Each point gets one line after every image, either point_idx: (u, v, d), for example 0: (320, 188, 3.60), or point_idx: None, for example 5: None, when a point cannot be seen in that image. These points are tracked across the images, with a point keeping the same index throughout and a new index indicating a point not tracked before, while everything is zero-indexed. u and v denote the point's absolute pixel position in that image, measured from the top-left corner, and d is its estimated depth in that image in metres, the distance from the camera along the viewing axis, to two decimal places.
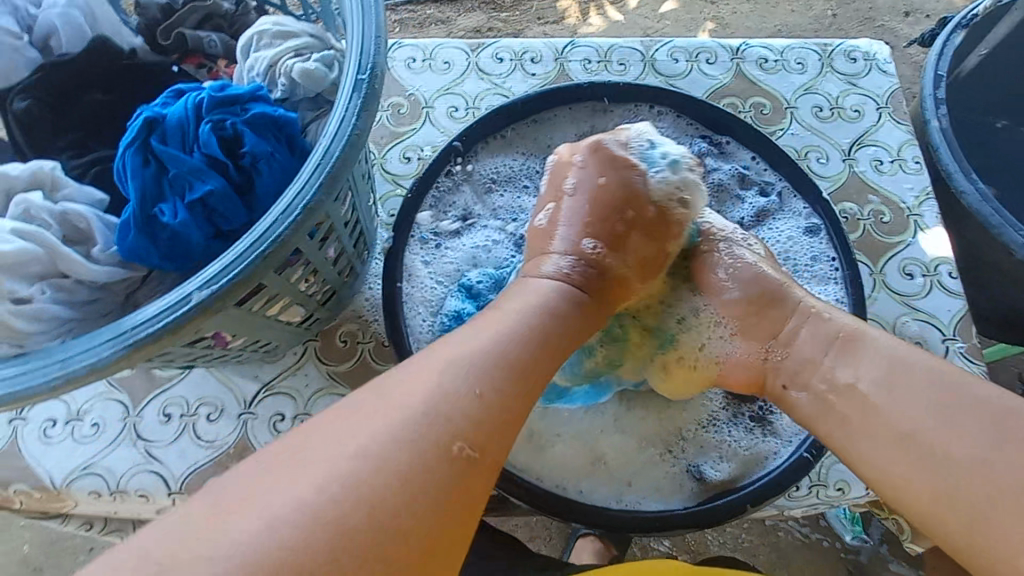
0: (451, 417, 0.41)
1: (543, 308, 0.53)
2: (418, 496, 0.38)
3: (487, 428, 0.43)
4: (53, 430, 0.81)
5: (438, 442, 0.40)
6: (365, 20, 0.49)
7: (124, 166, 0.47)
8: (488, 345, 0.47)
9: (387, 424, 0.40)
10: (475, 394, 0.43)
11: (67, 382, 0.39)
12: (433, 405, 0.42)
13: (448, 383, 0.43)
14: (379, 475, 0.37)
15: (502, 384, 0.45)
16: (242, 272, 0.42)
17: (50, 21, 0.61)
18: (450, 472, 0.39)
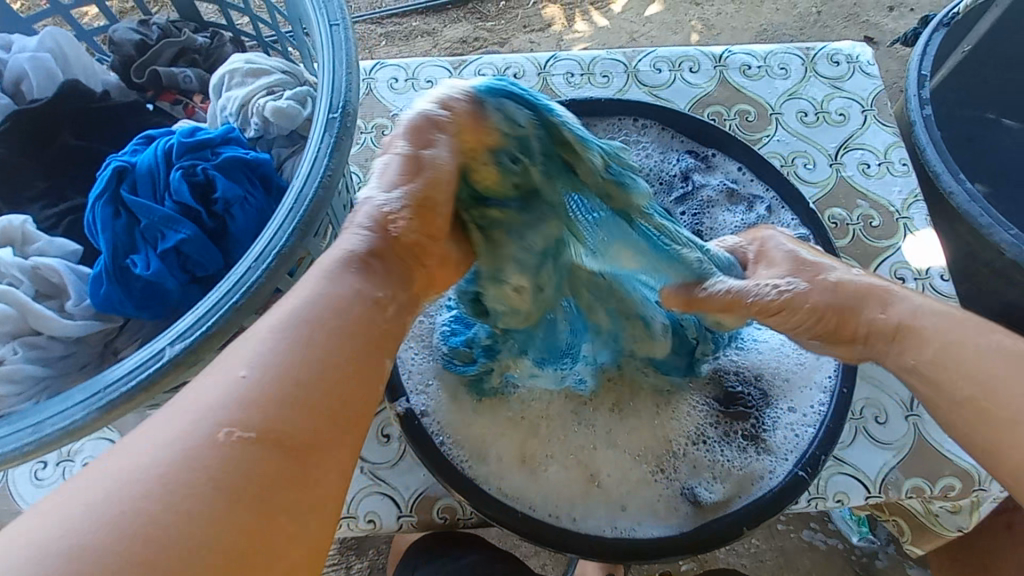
0: (242, 413, 0.36)
1: (352, 254, 0.46)
2: (213, 501, 0.33)
3: (296, 413, 0.38)
4: (43, 472, 0.80)
5: (231, 442, 0.35)
6: (335, 55, 0.49)
7: (94, 218, 0.46)
8: (303, 310, 0.42)
9: (188, 422, 0.35)
10: (274, 381, 0.38)
11: (40, 446, 0.38)
12: (230, 397, 0.37)
13: (254, 364, 0.38)
14: (178, 486, 0.33)
15: (316, 357, 0.40)
16: (216, 323, 0.41)
17: (21, 66, 0.60)
18: (242, 481, 0.35)
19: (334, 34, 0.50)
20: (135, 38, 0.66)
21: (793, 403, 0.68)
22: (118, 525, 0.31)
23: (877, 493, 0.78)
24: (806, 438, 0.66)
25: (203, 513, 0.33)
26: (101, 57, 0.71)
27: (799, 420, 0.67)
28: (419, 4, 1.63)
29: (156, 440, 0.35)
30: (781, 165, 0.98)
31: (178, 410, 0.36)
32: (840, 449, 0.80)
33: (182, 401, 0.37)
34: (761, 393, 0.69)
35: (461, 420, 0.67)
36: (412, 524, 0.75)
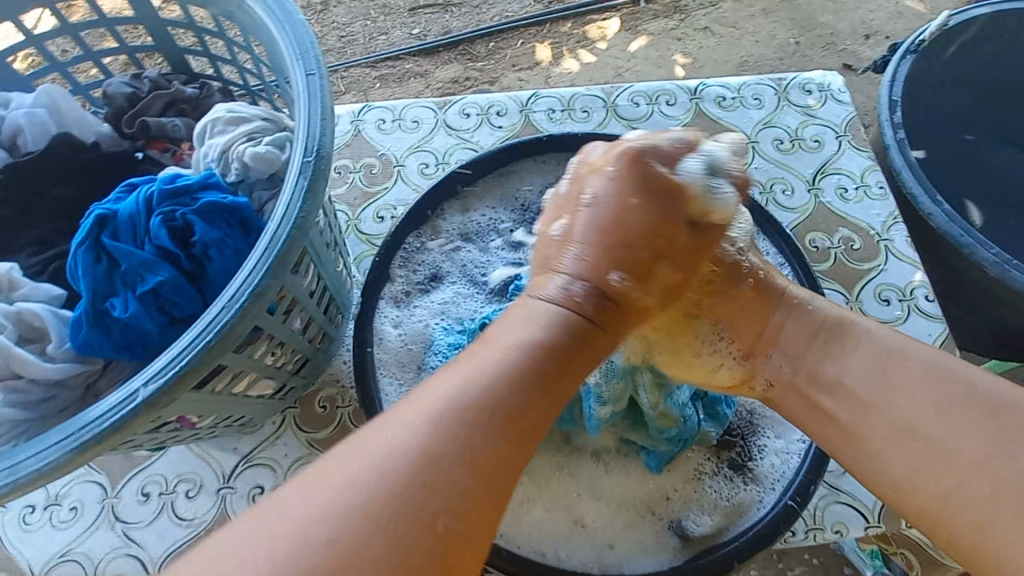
0: (427, 484, 0.36)
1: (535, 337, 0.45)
2: (391, 567, 0.33)
3: (466, 484, 0.37)
4: (32, 516, 0.79)
5: (421, 513, 0.35)
6: (310, 102, 0.51)
7: (77, 264, 0.48)
8: (472, 388, 0.41)
9: (364, 484, 0.35)
10: (457, 454, 0.37)
11: (12, 488, 0.39)
12: (414, 458, 0.37)
13: (458, 424, 0.39)
14: (349, 534, 0.33)
15: (500, 438, 0.39)
16: (189, 361, 0.42)
17: (15, 122, 0.63)
18: (418, 552, 0.34)
19: (309, 82, 0.52)
20: (127, 91, 0.70)
21: (780, 431, 0.68)
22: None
23: (877, 522, 0.76)
24: (792, 466, 0.66)
25: (371, 565, 0.33)
26: (94, 109, 0.74)
27: (785, 448, 0.67)
28: (412, 47, 1.70)
29: (307, 497, 0.35)
30: (760, 192, 1.01)
31: (332, 467, 0.36)
32: (834, 477, 0.78)
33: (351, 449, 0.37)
34: (747, 424, 0.69)
35: None
36: None
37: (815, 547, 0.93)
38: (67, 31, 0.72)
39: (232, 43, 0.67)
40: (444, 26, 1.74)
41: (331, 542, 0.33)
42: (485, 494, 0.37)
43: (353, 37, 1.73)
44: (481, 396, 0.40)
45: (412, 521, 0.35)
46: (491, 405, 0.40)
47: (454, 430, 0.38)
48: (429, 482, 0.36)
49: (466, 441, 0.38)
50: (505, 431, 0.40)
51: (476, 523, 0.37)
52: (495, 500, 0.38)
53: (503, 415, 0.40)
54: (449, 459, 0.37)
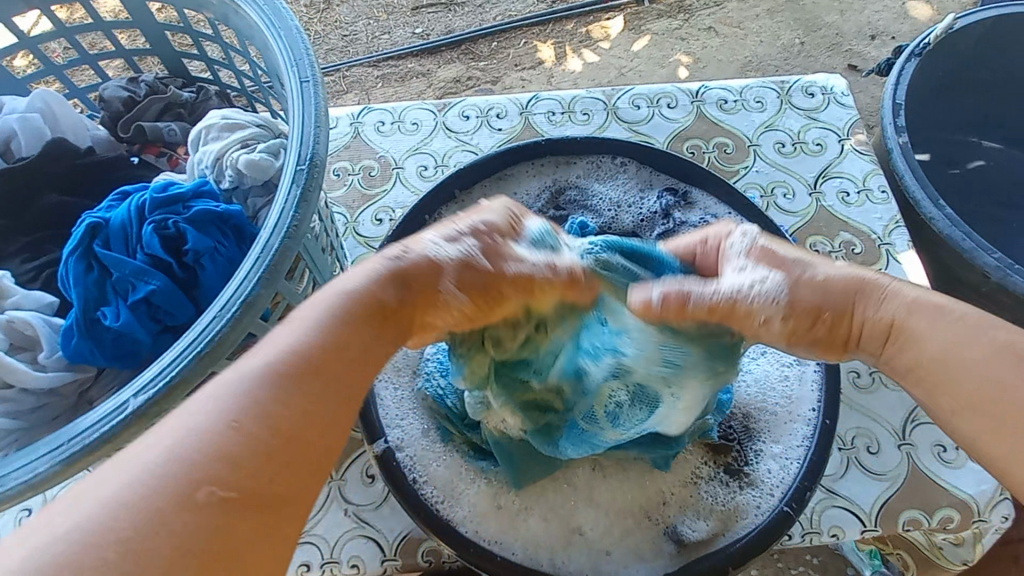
0: (214, 454, 0.34)
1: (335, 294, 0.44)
2: (168, 540, 0.31)
3: (257, 451, 0.35)
4: (28, 520, 0.79)
5: (195, 479, 0.33)
6: (305, 109, 0.51)
7: (67, 272, 0.48)
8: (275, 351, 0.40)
9: (167, 466, 0.33)
10: (236, 420, 0.36)
11: (1, 501, 0.38)
12: (206, 427, 0.35)
13: (264, 385, 0.37)
14: (139, 513, 0.31)
15: (304, 388, 0.39)
16: (178, 373, 0.42)
17: (9, 126, 0.63)
18: (203, 523, 0.32)
19: (304, 90, 0.52)
20: (124, 95, 0.69)
21: (778, 436, 0.68)
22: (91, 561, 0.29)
23: (874, 525, 0.76)
24: (790, 473, 0.65)
25: (169, 537, 0.31)
26: (91, 112, 0.74)
27: (783, 453, 0.66)
28: (415, 47, 1.69)
29: (87, 497, 0.31)
30: (761, 196, 1.00)
31: (110, 470, 0.33)
32: (831, 481, 0.78)
33: (144, 437, 0.34)
34: (744, 427, 0.69)
35: (434, 459, 0.66)
36: (396, 568, 0.74)
37: (815, 548, 0.98)
38: (64, 34, 0.71)
39: (228, 47, 0.67)
40: (447, 25, 1.74)
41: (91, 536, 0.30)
42: (289, 457, 0.36)
43: (355, 36, 1.72)
44: (283, 353, 0.39)
45: (193, 491, 0.32)
46: (299, 362, 0.39)
47: (246, 393, 0.37)
48: (220, 450, 0.34)
49: (268, 402, 0.37)
50: (306, 382, 0.39)
51: (285, 480, 0.36)
52: (306, 450, 0.37)
53: (308, 366, 0.40)
54: (240, 426, 0.35)
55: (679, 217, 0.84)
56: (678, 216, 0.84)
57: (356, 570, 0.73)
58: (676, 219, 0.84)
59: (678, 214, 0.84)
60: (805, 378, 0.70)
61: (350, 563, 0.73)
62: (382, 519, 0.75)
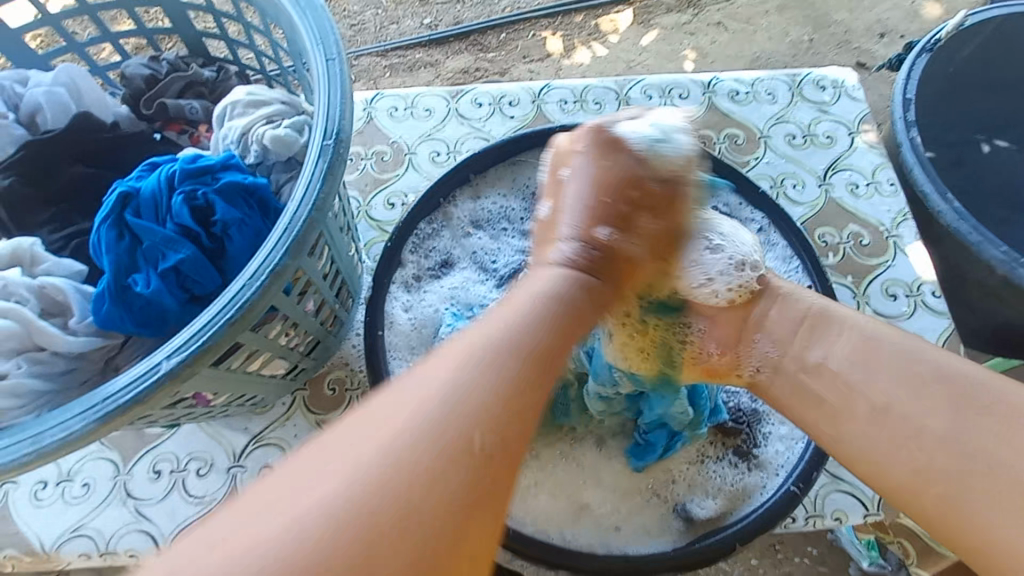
0: (463, 416, 0.32)
1: (551, 298, 0.42)
2: (422, 508, 0.29)
3: (491, 420, 0.33)
4: (44, 492, 0.80)
5: (439, 447, 0.31)
6: (331, 86, 0.52)
7: (99, 240, 0.50)
8: (499, 329, 0.38)
9: (310, 490, 0.29)
10: (478, 384, 0.34)
11: (39, 456, 0.40)
12: (461, 398, 0.33)
13: (431, 392, 0.33)
14: (359, 516, 0.28)
15: (531, 391, 0.36)
16: (210, 337, 0.43)
17: (36, 99, 0.64)
18: (460, 481, 0.31)
19: (329, 67, 0.53)
20: (146, 73, 0.70)
21: (784, 417, 0.69)
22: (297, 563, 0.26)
23: (876, 510, 0.77)
24: (797, 453, 0.66)
25: (430, 498, 0.29)
26: (112, 90, 0.75)
27: (790, 434, 0.68)
28: (423, 37, 1.69)
29: (241, 516, 0.28)
30: (770, 187, 1.00)
31: (294, 480, 0.29)
32: (835, 466, 0.79)
33: (377, 407, 0.33)
34: (752, 409, 0.70)
35: None
36: None
37: (814, 539, 0.97)
38: (87, 11, 0.72)
39: (250, 27, 0.68)
40: (456, 16, 1.74)
41: (383, 502, 0.29)
42: (495, 428, 0.33)
43: (365, 25, 1.73)
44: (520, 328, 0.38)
45: (445, 456, 0.31)
46: (520, 335, 0.38)
47: (477, 367, 0.35)
48: (444, 422, 0.32)
49: (485, 373, 0.35)
50: (524, 357, 0.37)
51: (511, 442, 0.33)
52: (509, 429, 0.34)
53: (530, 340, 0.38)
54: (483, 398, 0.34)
55: None
56: None
57: None
58: None
59: None
60: None
61: None
62: None
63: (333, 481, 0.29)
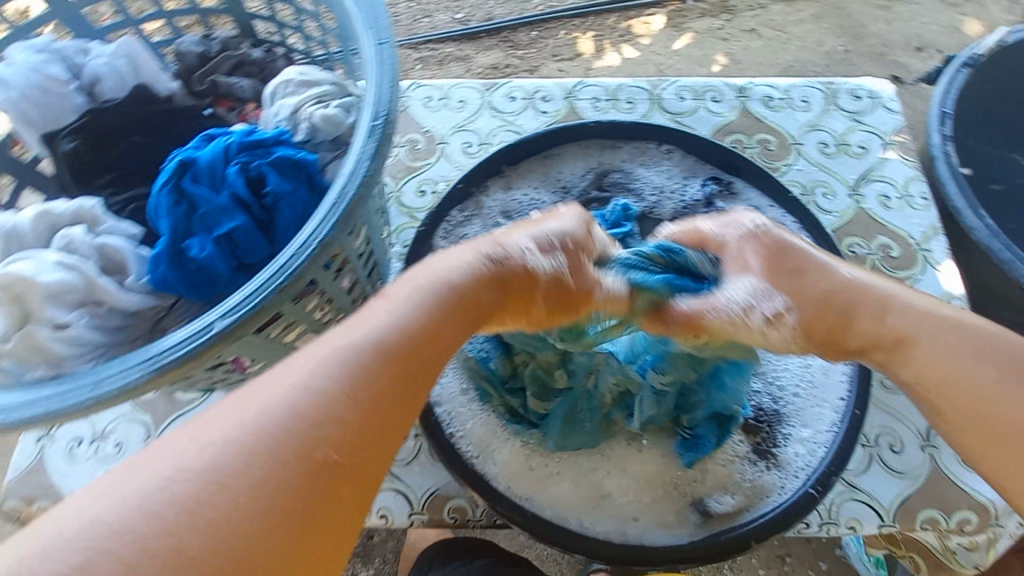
0: (320, 415, 0.37)
1: (442, 285, 0.49)
2: (261, 501, 0.33)
3: (359, 412, 0.39)
4: (79, 449, 0.84)
5: (303, 438, 0.36)
6: (381, 69, 0.54)
7: (157, 205, 0.52)
8: (368, 330, 0.43)
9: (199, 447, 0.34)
10: (347, 380, 0.40)
11: (98, 403, 0.42)
12: (319, 388, 0.39)
13: (308, 373, 0.39)
14: (255, 467, 0.34)
15: (384, 372, 0.42)
16: (260, 302, 0.45)
17: (97, 69, 0.67)
18: (321, 469, 0.36)
19: (380, 51, 0.55)
20: (198, 50, 0.73)
21: (806, 420, 0.69)
22: (161, 509, 0.31)
23: (892, 522, 0.77)
24: (817, 456, 0.67)
25: (272, 490, 0.34)
26: (165, 65, 0.77)
27: (811, 437, 0.68)
28: (455, 32, 1.71)
29: (131, 479, 0.33)
30: (801, 193, 1.00)
31: (195, 430, 0.36)
32: (853, 475, 0.79)
33: (242, 397, 0.38)
34: (773, 409, 0.71)
35: (472, 417, 0.69)
36: (423, 523, 0.75)
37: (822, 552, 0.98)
38: None
39: (302, 10, 0.70)
40: (489, 12, 1.76)
41: (185, 497, 0.32)
42: (371, 418, 0.39)
43: (398, 17, 1.75)
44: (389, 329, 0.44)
45: (313, 447, 0.36)
46: (391, 335, 0.44)
47: (337, 364, 0.40)
48: (310, 413, 0.37)
49: (355, 369, 0.40)
50: (394, 356, 0.43)
51: (387, 430, 0.40)
52: (390, 414, 0.41)
53: (398, 341, 0.44)
54: (351, 398, 0.39)
55: (721, 207, 0.85)
56: (720, 206, 0.85)
57: (385, 520, 0.75)
58: (718, 208, 0.85)
59: (721, 202, 0.85)
60: (834, 369, 0.71)
61: (380, 513, 0.76)
62: (410, 475, 0.77)
63: (199, 461, 0.34)
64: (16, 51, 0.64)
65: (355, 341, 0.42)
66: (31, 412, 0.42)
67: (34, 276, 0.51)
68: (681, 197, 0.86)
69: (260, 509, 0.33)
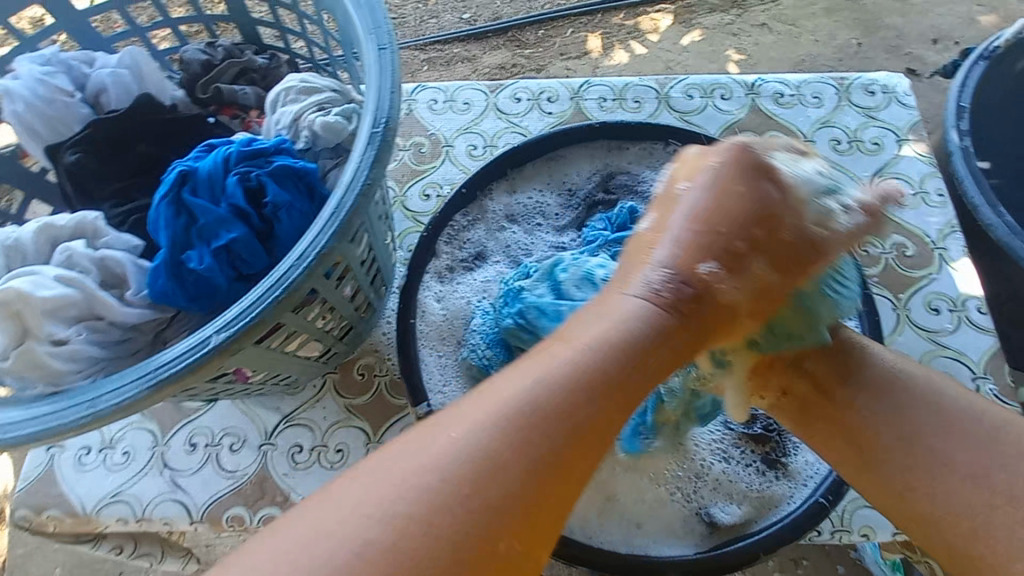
0: (546, 452, 0.36)
1: (625, 316, 0.44)
2: (457, 545, 0.32)
3: (573, 442, 0.37)
4: (87, 457, 0.84)
5: (547, 468, 0.36)
6: (381, 75, 0.53)
7: (157, 215, 0.52)
8: (600, 354, 0.41)
9: (369, 505, 0.33)
10: (570, 407, 0.38)
11: (97, 418, 0.42)
12: (509, 425, 0.37)
13: (512, 402, 0.37)
14: (429, 534, 0.32)
15: (598, 401, 0.39)
16: (259, 314, 0.45)
17: (101, 81, 0.67)
18: (519, 507, 0.34)
19: (381, 56, 0.54)
20: (203, 58, 0.73)
21: None
22: (364, 550, 0.31)
23: (907, 530, 0.75)
24: (829, 464, 0.65)
25: (451, 524, 0.33)
26: (169, 73, 0.78)
27: None
28: (462, 32, 1.70)
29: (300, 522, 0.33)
30: None
31: (373, 472, 0.35)
32: None
33: (422, 435, 0.37)
34: None
35: None
36: None
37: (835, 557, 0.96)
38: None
39: (303, 16, 0.69)
40: (496, 12, 1.75)
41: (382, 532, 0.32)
42: (589, 434, 0.38)
43: (405, 19, 1.75)
44: (605, 362, 0.41)
45: (491, 485, 0.34)
46: (616, 356, 0.41)
47: (571, 402, 0.38)
48: (496, 453, 0.35)
49: (571, 405, 0.38)
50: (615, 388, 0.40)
51: (595, 452, 0.38)
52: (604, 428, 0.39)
53: (617, 378, 0.40)
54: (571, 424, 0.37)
55: None
56: None
57: None
58: None
59: None
60: None
61: None
62: None
63: (383, 508, 0.33)
64: (21, 64, 0.65)
65: (565, 372, 0.39)
66: (32, 426, 0.43)
67: (30, 292, 0.51)
68: None
69: (448, 548, 0.32)
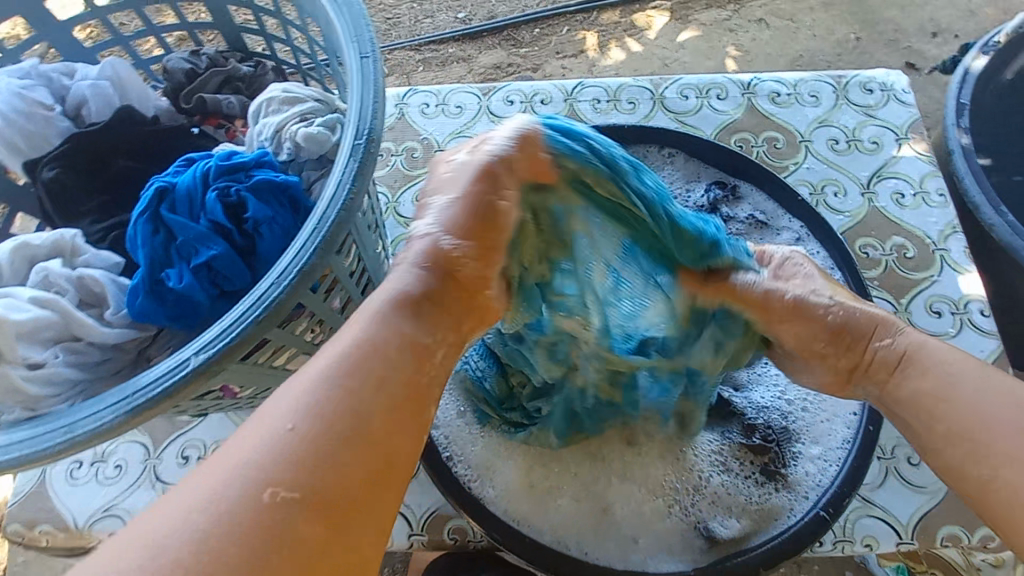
0: (330, 448, 0.38)
1: (393, 304, 0.45)
2: (267, 536, 0.35)
3: (365, 432, 0.40)
4: (80, 471, 0.83)
5: (323, 463, 0.38)
6: (363, 84, 0.52)
7: (136, 233, 0.51)
8: (345, 353, 0.42)
9: (180, 518, 0.35)
10: (347, 390, 0.41)
11: (72, 445, 0.41)
12: (291, 434, 0.38)
13: (294, 404, 0.39)
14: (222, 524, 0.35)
15: (377, 397, 0.41)
16: (237, 334, 0.43)
17: (81, 92, 0.66)
18: (313, 501, 0.37)
19: (363, 65, 0.53)
20: (186, 67, 0.71)
21: (816, 436, 0.66)
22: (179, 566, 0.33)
23: (910, 539, 0.73)
24: (830, 474, 0.64)
25: (266, 534, 0.35)
26: (155, 83, 0.77)
27: (822, 455, 0.65)
28: (457, 32, 1.69)
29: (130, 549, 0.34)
30: (810, 193, 0.97)
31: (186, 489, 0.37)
32: (868, 490, 0.75)
33: (242, 436, 0.39)
34: (782, 426, 0.68)
35: (471, 440, 0.67)
36: (422, 543, 0.74)
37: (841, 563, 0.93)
38: (133, 7, 0.74)
39: (288, 24, 0.68)
40: (490, 10, 1.73)
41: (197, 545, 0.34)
42: (386, 424, 0.41)
43: (399, 19, 1.73)
44: (375, 356, 0.42)
45: (314, 466, 0.37)
46: (391, 347, 0.43)
47: (320, 398, 0.40)
48: (295, 459, 0.37)
49: (341, 397, 0.40)
50: (404, 363, 0.43)
51: (388, 428, 0.41)
52: (410, 406, 0.42)
53: (386, 361, 0.43)
54: (334, 425, 0.39)
55: (727, 212, 0.82)
56: (725, 211, 0.82)
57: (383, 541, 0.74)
58: (724, 214, 0.81)
59: (726, 209, 0.82)
60: None
61: None
62: (410, 494, 0.75)
63: (203, 514, 0.35)
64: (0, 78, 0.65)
65: (322, 368, 0.41)
66: (8, 452, 0.42)
67: (4, 315, 0.51)
68: (683, 203, 0.83)
69: (259, 541, 0.35)
